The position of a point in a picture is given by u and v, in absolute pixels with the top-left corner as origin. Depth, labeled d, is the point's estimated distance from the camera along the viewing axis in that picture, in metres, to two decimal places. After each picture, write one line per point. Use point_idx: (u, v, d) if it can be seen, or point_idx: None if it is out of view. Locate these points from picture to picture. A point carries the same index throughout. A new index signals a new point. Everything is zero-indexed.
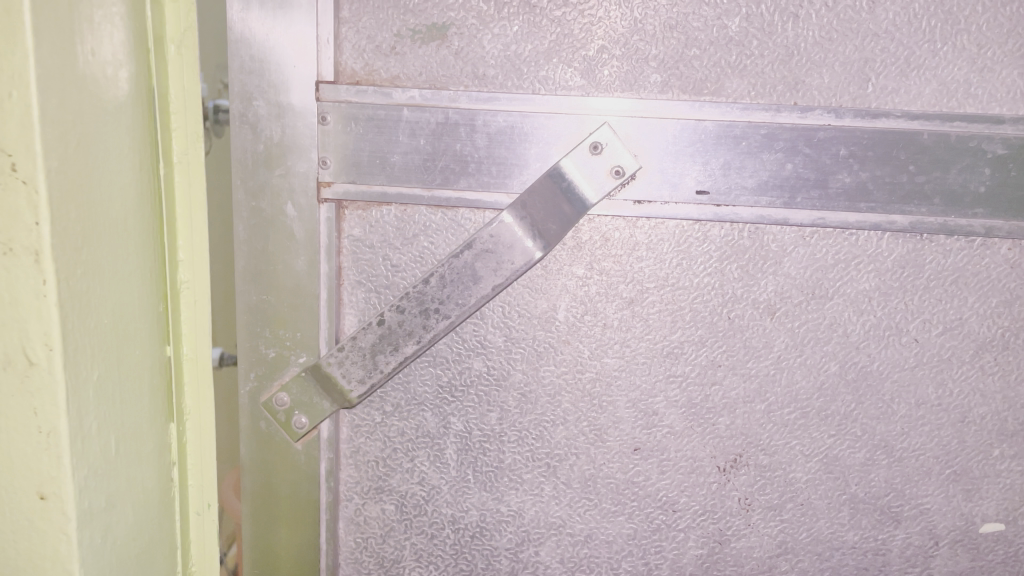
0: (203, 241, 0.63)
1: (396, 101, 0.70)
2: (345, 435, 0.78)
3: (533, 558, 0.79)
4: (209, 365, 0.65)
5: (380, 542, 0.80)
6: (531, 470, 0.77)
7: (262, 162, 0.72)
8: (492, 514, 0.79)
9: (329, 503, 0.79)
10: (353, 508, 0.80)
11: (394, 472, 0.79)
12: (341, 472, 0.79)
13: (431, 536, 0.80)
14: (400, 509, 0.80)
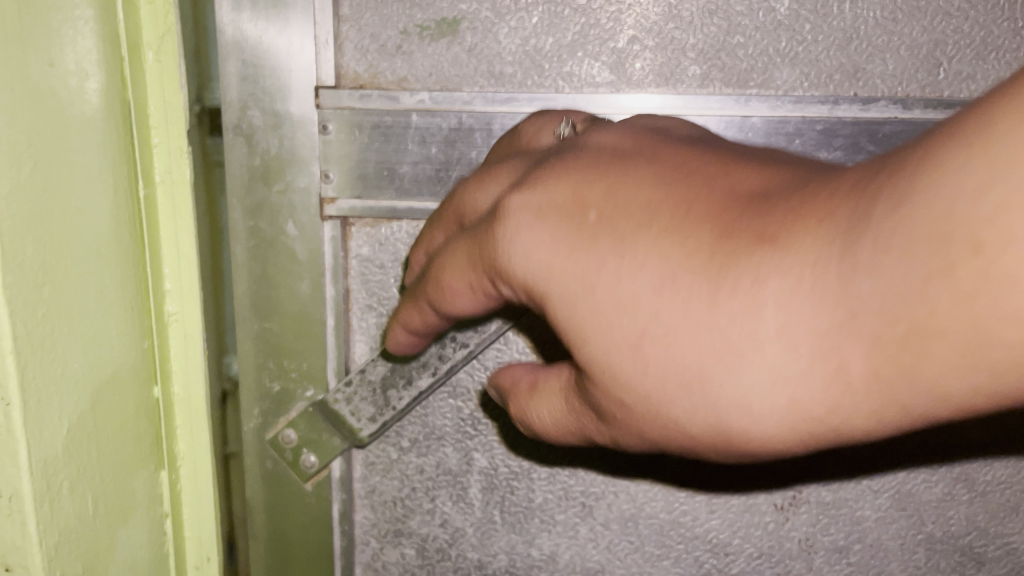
0: (193, 268, 0.56)
1: (403, 107, 0.63)
2: (359, 474, 0.72)
3: None
4: (203, 405, 0.59)
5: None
6: (565, 510, 0.70)
7: (260, 177, 0.65)
8: (522, 558, 0.71)
9: (342, 549, 0.73)
10: (370, 554, 0.73)
11: (413, 514, 0.72)
12: (355, 514, 0.72)
13: None
14: (421, 554, 0.73)
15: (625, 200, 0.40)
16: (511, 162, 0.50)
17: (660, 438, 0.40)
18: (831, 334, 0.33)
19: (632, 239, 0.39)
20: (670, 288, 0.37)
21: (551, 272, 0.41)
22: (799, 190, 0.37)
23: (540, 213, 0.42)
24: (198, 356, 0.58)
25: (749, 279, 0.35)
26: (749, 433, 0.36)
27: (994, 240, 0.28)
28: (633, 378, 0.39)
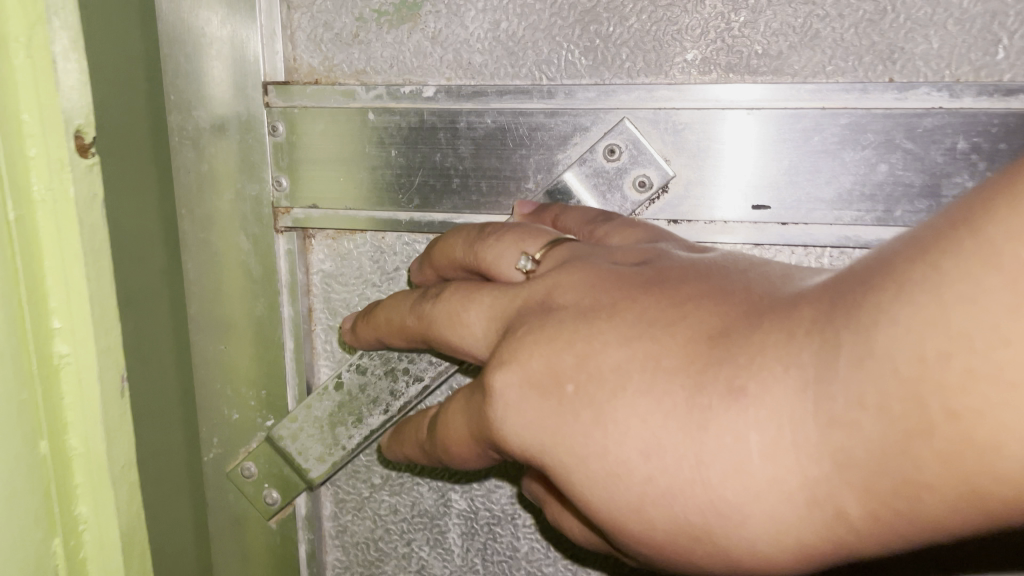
0: (80, 292, 0.42)
1: (359, 104, 0.55)
2: (329, 511, 0.65)
3: None
4: (108, 467, 0.44)
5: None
6: (553, 563, 0.61)
7: (209, 186, 0.59)
8: None
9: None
10: None
11: (387, 559, 0.64)
12: (326, 555, 0.65)
13: None
14: None
15: (597, 359, 0.37)
16: (481, 297, 0.46)
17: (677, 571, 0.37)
18: (822, 487, 0.30)
19: (612, 405, 0.36)
20: (654, 459, 0.34)
21: (541, 443, 0.38)
22: (763, 328, 0.34)
23: (527, 386, 0.39)
24: (98, 405, 0.43)
25: (728, 438, 0.32)
26: (766, 571, 0.34)
27: (968, 412, 0.25)
28: (643, 532, 0.36)
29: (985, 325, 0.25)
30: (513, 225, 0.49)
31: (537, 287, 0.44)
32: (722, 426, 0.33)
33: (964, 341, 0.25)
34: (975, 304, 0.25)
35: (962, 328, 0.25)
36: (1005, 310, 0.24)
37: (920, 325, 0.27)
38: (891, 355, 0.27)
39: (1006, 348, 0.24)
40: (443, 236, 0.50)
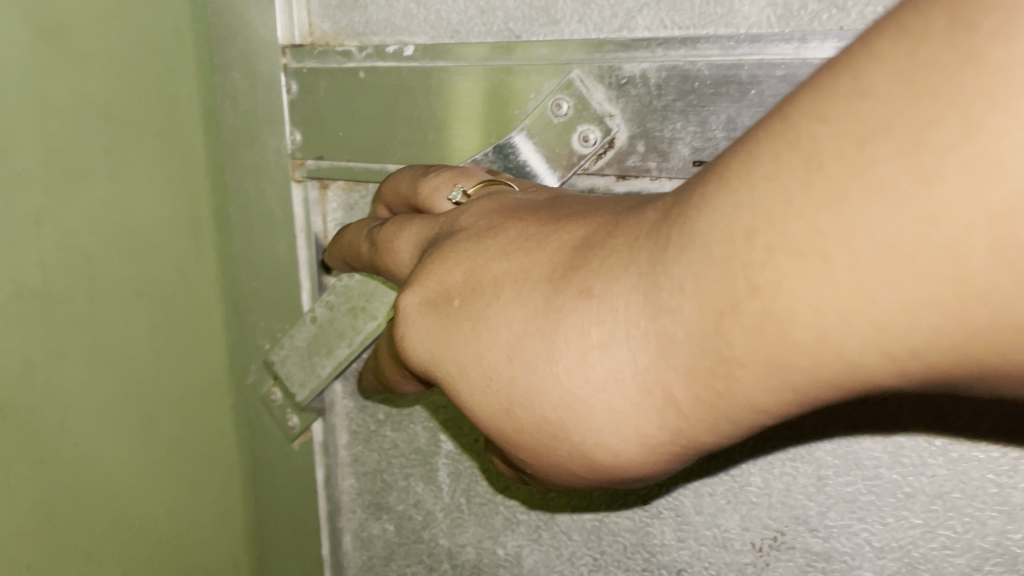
0: None
1: (353, 64, 0.60)
2: (345, 441, 0.71)
3: None
4: None
5: (383, 563, 0.72)
6: (527, 510, 0.63)
7: (242, 138, 0.66)
8: (488, 555, 0.65)
9: (329, 514, 0.72)
10: (357, 522, 0.72)
11: (390, 490, 0.69)
12: (343, 480, 0.72)
13: (430, 568, 0.69)
14: (399, 532, 0.70)
15: (480, 273, 0.42)
16: (408, 227, 0.48)
17: (549, 474, 0.41)
18: (650, 373, 0.35)
19: (488, 313, 0.40)
20: (517, 360, 0.39)
21: (433, 352, 0.43)
22: (609, 239, 0.38)
23: (421, 300, 0.44)
24: None
25: (575, 333, 0.37)
26: (613, 463, 0.38)
27: (766, 284, 0.29)
28: (514, 432, 0.40)
29: (785, 204, 0.28)
30: (456, 167, 0.51)
31: (446, 216, 0.47)
32: (573, 326, 0.37)
33: (764, 219, 0.29)
34: (780, 182, 0.28)
35: (765, 207, 0.29)
36: (800, 186, 0.28)
37: (737, 206, 0.30)
38: (706, 242, 0.31)
39: (804, 221, 0.27)
40: (397, 173, 0.53)
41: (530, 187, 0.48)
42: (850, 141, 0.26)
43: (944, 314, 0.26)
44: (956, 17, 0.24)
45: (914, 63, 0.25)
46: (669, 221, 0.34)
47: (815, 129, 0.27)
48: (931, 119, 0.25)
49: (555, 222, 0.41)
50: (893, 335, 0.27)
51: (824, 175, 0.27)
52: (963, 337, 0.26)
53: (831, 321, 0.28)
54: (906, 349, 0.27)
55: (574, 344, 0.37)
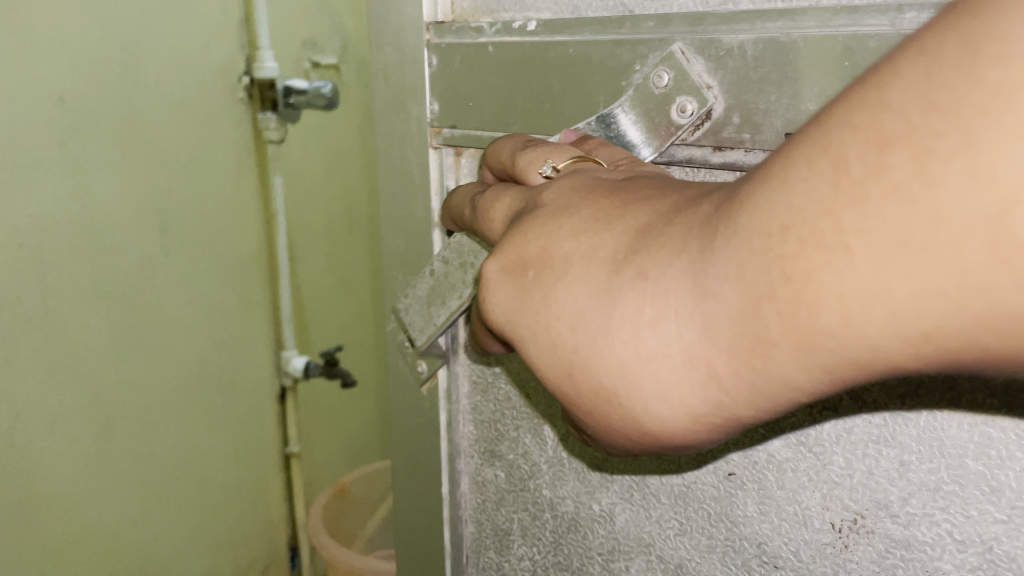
0: None
1: (486, 39, 0.64)
2: (467, 391, 0.76)
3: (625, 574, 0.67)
4: None
5: (494, 507, 0.76)
6: (621, 470, 0.65)
7: (392, 108, 0.73)
8: (585, 510, 0.69)
9: (449, 455, 0.78)
10: (474, 467, 0.77)
11: (503, 440, 0.74)
12: (463, 428, 0.77)
13: (533, 516, 0.73)
14: (509, 480, 0.74)
15: (552, 249, 0.43)
16: (506, 196, 0.52)
17: (606, 436, 0.42)
18: (695, 349, 0.36)
19: (557, 286, 0.42)
20: (581, 331, 0.40)
21: (508, 318, 0.45)
22: (669, 226, 0.38)
23: (501, 268, 0.45)
24: None
25: (631, 311, 0.38)
26: (666, 435, 0.38)
27: (799, 274, 0.31)
28: (577, 397, 0.42)
29: (814, 203, 0.30)
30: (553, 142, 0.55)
31: (532, 193, 0.48)
32: (628, 306, 0.38)
33: (797, 217, 0.30)
34: (810, 183, 0.30)
35: (802, 204, 0.30)
36: (826, 189, 0.29)
37: (770, 209, 0.32)
38: (746, 234, 0.33)
39: (829, 219, 0.29)
40: (501, 139, 0.57)
41: (620, 163, 0.50)
42: (873, 149, 0.28)
43: (955, 303, 0.28)
44: (964, 41, 0.26)
45: (935, 70, 0.27)
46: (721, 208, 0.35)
47: (845, 139, 0.29)
48: (944, 130, 0.26)
49: (623, 207, 0.42)
50: (907, 321, 0.29)
51: (846, 183, 0.29)
52: (969, 321, 0.28)
53: (853, 310, 0.30)
54: (919, 333, 0.29)
55: (629, 322, 0.38)
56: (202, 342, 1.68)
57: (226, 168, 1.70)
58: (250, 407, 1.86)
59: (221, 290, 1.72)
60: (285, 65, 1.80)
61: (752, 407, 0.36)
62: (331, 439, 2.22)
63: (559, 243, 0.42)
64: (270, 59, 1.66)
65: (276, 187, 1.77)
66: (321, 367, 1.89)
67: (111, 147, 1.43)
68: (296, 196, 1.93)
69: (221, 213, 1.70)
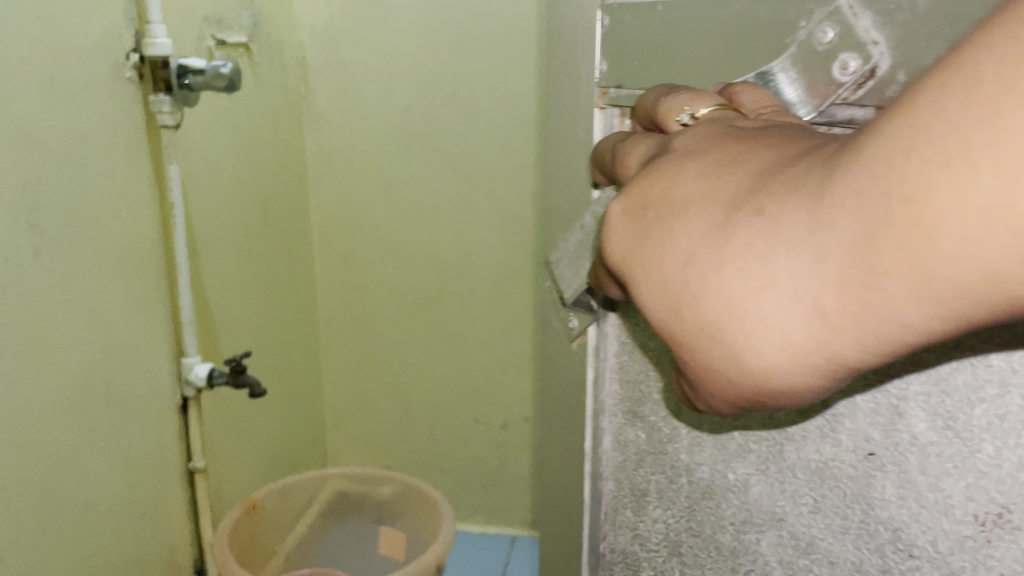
0: None
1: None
2: (614, 349, 0.76)
3: (754, 547, 0.66)
4: None
5: (633, 467, 0.77)
6: (758, 441, 0.64)
7: (565, 68, 0.75)
8: (720, 477, 0.68)
9: (594, 410, 0.79)
10: (616, 425, 0.78)
11: (646, 400, 0.74)
12: (608, 385, 0.78)
13: (669, 480, 0.73)
14: (649, 441, 0.75)
15: (673, 190, 0.44)
16: (645, 148, 0.54)
17: (708, 380, 0.41)
18: (803, 281, 0.34)
19: (671, 224, 0.43)
20: (691, 264, 0.40)
21: (625, 257, 0.46)
22: (795, 165, 0.38)
23: (623, 209, 0.48)
24: None
25: (743, 243, 0.37)
26: (766, 378, 0.37)
27: (919, 196, 0.29)
28: (678, 334, 0.41)
29: (944, 122, 0.29)
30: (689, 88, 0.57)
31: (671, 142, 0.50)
32: (740, 241, 0.37)
33: (923, 137, 0.29)
34: (942, 103, 0.29)
35: (921, 125, 0.29)
36: (957, 108, 0.28)
37: (899, 131, 0.30)
38: (867, 162, 0.32)
39: (960, 135, 0.28)
40: (648, 92, 0.59)
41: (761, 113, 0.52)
42: (1011, 61, 0.27)
43: None
44: None
45: None
46: (844, 143, 0.35)
47: (984, 57, 0.28)
48: None
49: (748, 151, 0.43)
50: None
51: (981, 98, 0.27)
52: None
53: (972, 231, 0.28)
54: None
55: (738, 256, 0.37)
56: (52, 354, 0.90)
57: (109, 142, 0.99)
58: (153, 422, 1.13)
59: (120, 293, 1.03)
60: (184, 44, 1.22)
61: (857, 347, 0.34)
62: (241, 468, 1.50)
63: (675, 181, 0.44)
64: (163, 32, 1.02)
65: (177, 179, 1.08)
66: (229, 375, 1.13)
67: (63, 96, 0.91)
68: (206, 182, 1.30)
69: (102, 196, 0.98)
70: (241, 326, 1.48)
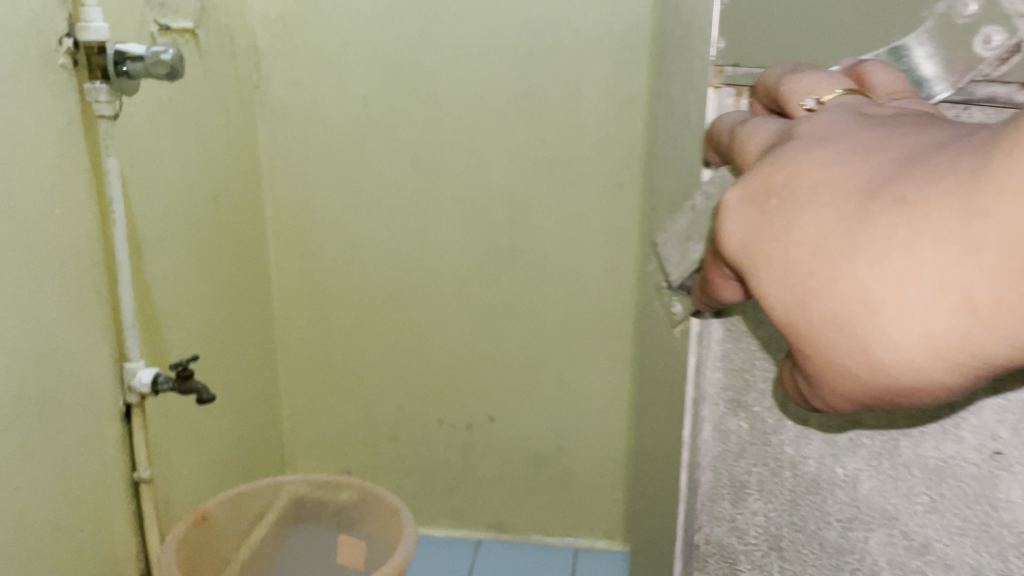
0: None
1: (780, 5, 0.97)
2: (718, 336, 1.08)
3: (860, 540, 0.99)
4: None
5: (734, 455, 1.10)
6: (874, 439, 0.95)
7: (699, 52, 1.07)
8: (833, 475, 1.00)
9: (699, 403, 1.12)
10: (717, 419, 1.11)
11: (753, 395, 1.06)
12: (709, 375, 1.10)
13: (773, 472, 1.06)
14: (754, 435, 1.08)
15: (800, 185, 0.64)
16: (756, 140, 0.75)
17: (831, 360, 0.59)
18: (944, 275, 0.53)
19: (801, 214, 0.62)
20: (822, 251, 0.60)
21: (751, 238, 0.66)
22: (934, 181, 0.55)
23: (749, 203, 0.67)
24: None
25: (887, 234, 0.56)
26: (888, 362, 0.56)
27: None
28: (808, 313, 0.60)
29: None
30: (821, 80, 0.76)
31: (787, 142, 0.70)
32: (875, 236, 0.57)
33: None
34: None
35: None
36: None
37: None
38: (1001, 183, 0.50)
39: None
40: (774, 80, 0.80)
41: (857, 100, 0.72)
42: None
43: None
44: None
45: None
46: (969, 166, 0.53)
47: None
48: None
49: (860, 161, 0.62)
50: None
51: None
52: None
53: None
54: None
55: (873, 246, 0.57)
56: None
57: None
58: None
59: None
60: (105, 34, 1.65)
61: (985, 332, 0.52)
62: (182, 343, 2.07)
63: (801, 178, 0.64)
64: None
65: (112, 170, 1.64)
66: None
67: None
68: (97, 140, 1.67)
69: None
70: (163, 256, 1.97)
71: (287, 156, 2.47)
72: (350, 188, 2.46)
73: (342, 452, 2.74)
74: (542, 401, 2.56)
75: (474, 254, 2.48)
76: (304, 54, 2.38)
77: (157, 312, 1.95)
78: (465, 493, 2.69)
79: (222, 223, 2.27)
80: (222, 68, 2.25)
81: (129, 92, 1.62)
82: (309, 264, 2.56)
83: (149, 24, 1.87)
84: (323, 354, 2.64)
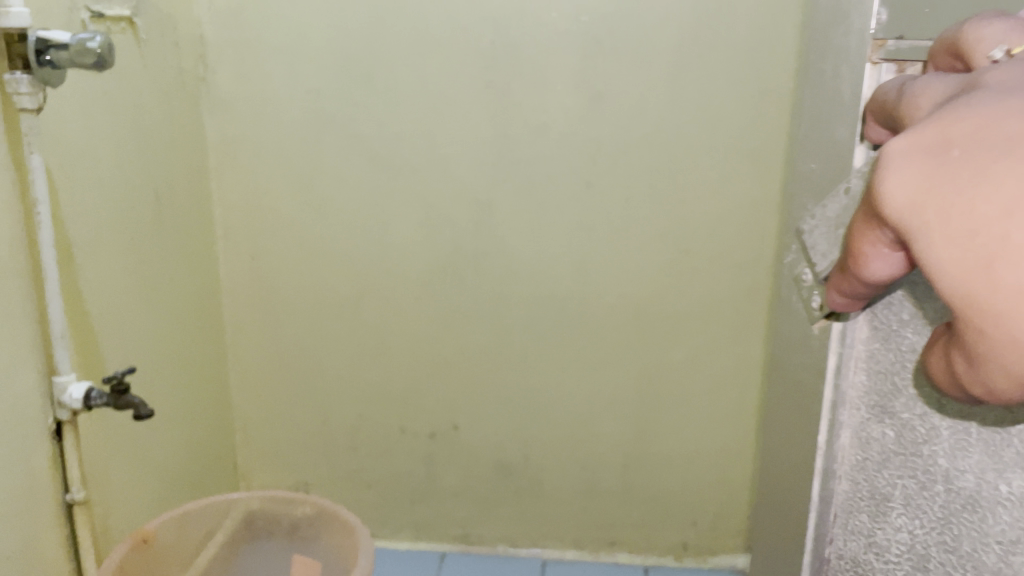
0: None
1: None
2: (864, 338, 1.55)
3: (981, 534, 1.26)
4: None
5: (880, 458, 1.51)
6: (979, 451, 1.25)
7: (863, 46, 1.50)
8: (956, 481, 1.30)
9: (843, 405, 1.61)
10: (865, 422, 1.56)
11: (888, 398, 1.48)
12: (854, 377, 1.57)
13: (910, 476, 1.42)
14: (896, 441, 1.46)
15: (985, 141, 0.91)
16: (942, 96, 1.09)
17: (997, 308, 0.85)
18: None
19: (987, 170, 0.89)
20: (1006, 207, 0.85)
21: (922, 190, 0.96)
22: None
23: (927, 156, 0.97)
24: None
25: None
26: None
27: None
28: (984, 256, 0.86)
29: None
30: (1001, 36, 1.07)
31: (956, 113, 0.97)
32: None
33: None
34: None
35: None
36: None
37: None
38: None
39: None
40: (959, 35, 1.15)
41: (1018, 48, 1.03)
42: None
43: None
44: None
45: None
46: None
47: None
48: None
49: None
50: None
51: None
52: None
53: None
54: None
55: None
56: None
57: None
58: None
59: None
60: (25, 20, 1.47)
61: None
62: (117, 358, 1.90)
63: (985, 135, 0.92)
64: None
65: (37, 168, 1.46)
66: None
67: None
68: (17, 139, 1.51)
69: None
70: (99, 263, 1.80)
71: (237, 153, 2.32)
72: (306, 188, 2.33)
73: (298, 464, 2.60)
74: (508, 408, 2.47)
75: (435, 256, 2.35)
76: (253, 45, 2.23)
77: (92, 322, 1.78)
78: (429, 504, 2.59)
79: (166, 226, 2.11)
80: (164, 60, 2.08)
81: (58, 84, 1.46)
82: (261, 266, 2.41)
83: (79, 12, 1.71)
84: (278, 361, 2.50)
